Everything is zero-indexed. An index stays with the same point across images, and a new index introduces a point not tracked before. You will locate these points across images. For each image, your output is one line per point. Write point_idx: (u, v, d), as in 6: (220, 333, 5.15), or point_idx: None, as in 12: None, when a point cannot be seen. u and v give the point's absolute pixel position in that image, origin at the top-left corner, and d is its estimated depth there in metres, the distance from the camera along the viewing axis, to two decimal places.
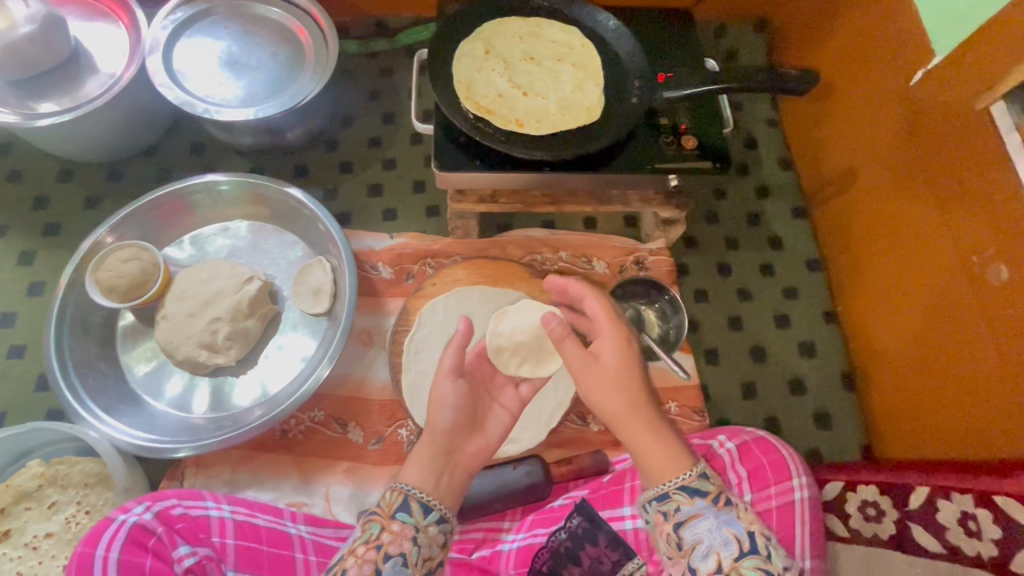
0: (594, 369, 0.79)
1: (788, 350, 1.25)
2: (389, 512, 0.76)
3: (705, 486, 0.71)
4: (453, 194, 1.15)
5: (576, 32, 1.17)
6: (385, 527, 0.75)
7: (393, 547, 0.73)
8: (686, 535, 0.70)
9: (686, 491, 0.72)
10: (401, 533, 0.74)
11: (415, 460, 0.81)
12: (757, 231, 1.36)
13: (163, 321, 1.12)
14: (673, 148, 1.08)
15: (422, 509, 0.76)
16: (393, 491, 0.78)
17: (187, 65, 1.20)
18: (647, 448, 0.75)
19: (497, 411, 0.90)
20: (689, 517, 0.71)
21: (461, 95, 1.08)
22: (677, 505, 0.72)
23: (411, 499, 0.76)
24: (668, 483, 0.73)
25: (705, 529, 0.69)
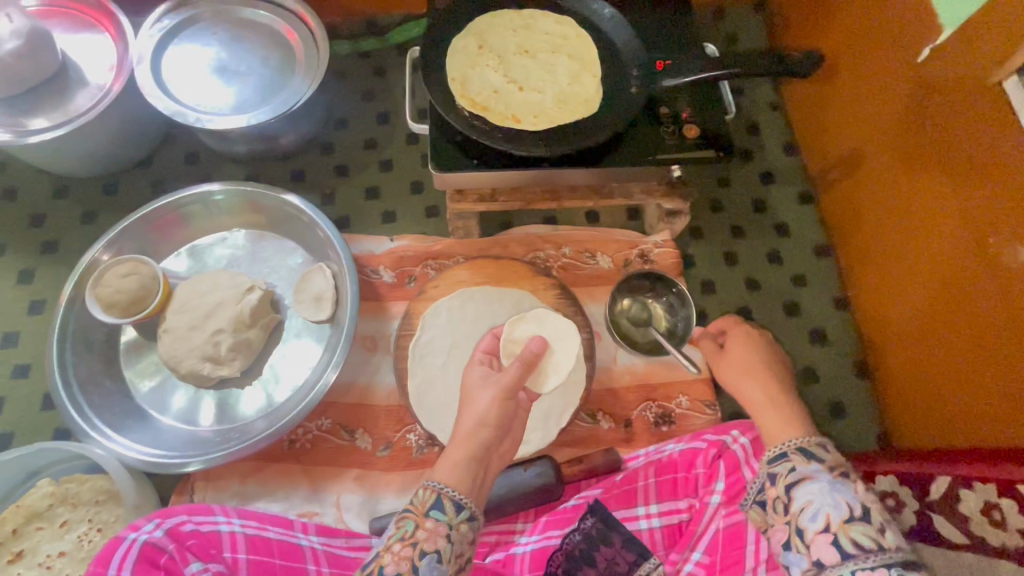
0: (726, 360, 0.88)
1: (799, 338, 1.23)
2: (422, 510, 0.73)
3: (822, 452, 0.71)
4: (452, 194, 1.13)
5: (570, 22, 1.14)
6: (420, 524, 0.73)
7: (428, 544, 0.71)
8: (796, 496, 0.69)
9: (804, 453, 0.71)
10: (436, 530, 0.72)
11: (449, 458, 0.78)
12: (763, 218, 1.33)
13: (165, 334, 1.11)
14: (674, 138, 1.05)
15: (455, 508, 0.73)
16: (426, 488, 0.75)
17: (176, 74, 1.18)
18: (771, 418, 0.77)
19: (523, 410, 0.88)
20: (799, 480, 0.70)
21: (455, 93, 1.06)
22: (793, 467, 0.71)
23: (444, 497, 0.73)
24: (785, 444, 0.73)
25: (816, 491, 0.68)
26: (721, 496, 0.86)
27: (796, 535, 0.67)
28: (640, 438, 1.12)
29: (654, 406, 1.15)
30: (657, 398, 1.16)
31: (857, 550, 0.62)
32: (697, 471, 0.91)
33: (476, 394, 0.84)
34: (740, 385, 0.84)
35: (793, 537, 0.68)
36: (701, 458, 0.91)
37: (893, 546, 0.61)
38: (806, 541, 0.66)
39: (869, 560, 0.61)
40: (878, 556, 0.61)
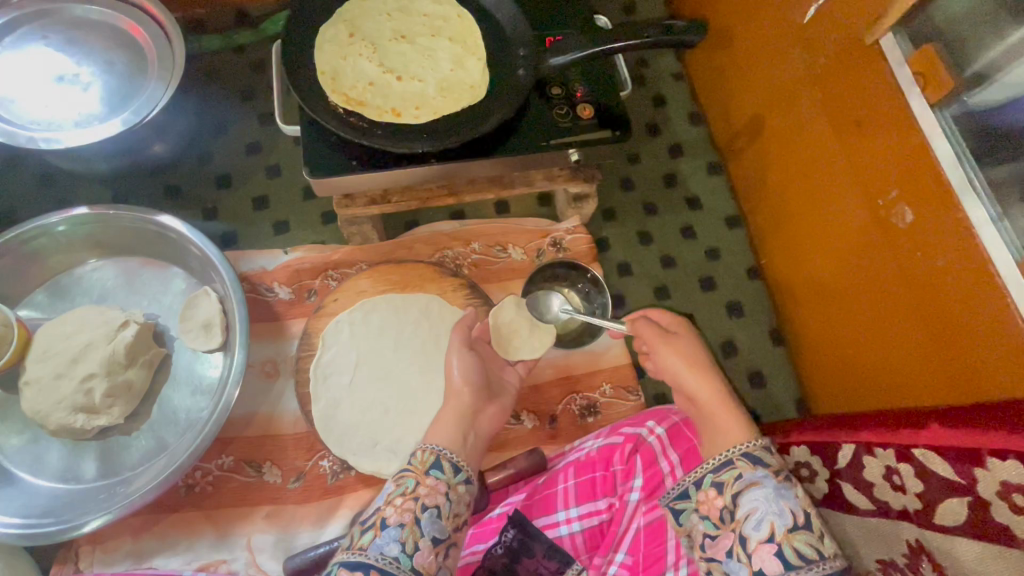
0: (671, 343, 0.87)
1: (717, 312, 1.22)
2: (422, 469, 0.75)
3: (768, 457, 0.71)
4: (339, 200, 1.04)
5: (448, 2, 1.06)
6: (420, 481, 0.73)
7: (429, 499, 0.72)
8: (740, 503, 0.68)
9: (749, 459, 0.71)
10: (436, 487, 0.73)
11: (443, 424, 0.82)
12: (674, 193, 1.31)
13: (26, 387, 0.98)
14: (568, 121, 1.00)
15: (453, 468, 0.76)
16: (425, 450, 0.77)
17: (2, 87, 1.02)
18: (720, 422, 0.77)
19: (512, 382, 0.97)
20: (746, 486, 0.69)
21: (326, 88, 0.95)
22: (738, 473, 0.71)
23: (443, 459, 0.76)
24: (730, 450, 0.73)
25: (760, 497, 0.67)
26: (640, 492, 0.85)
27: (739, 543, 0.67)
28: (566, 433, 1.09)
29: (578, 398, 1.11)
30: (581, 389, 1.12)
31: (799, 560, 0.62)
32: (615, 468, 0.89)
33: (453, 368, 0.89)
34: (691, 380, 0.84)
35: (735, 547, 0.67)
36: (619, 455, 0.90)
37: (832, 554, 0.62)
38: (749, 550, 0.66)
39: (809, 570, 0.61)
40: (818, 565, 0.62)
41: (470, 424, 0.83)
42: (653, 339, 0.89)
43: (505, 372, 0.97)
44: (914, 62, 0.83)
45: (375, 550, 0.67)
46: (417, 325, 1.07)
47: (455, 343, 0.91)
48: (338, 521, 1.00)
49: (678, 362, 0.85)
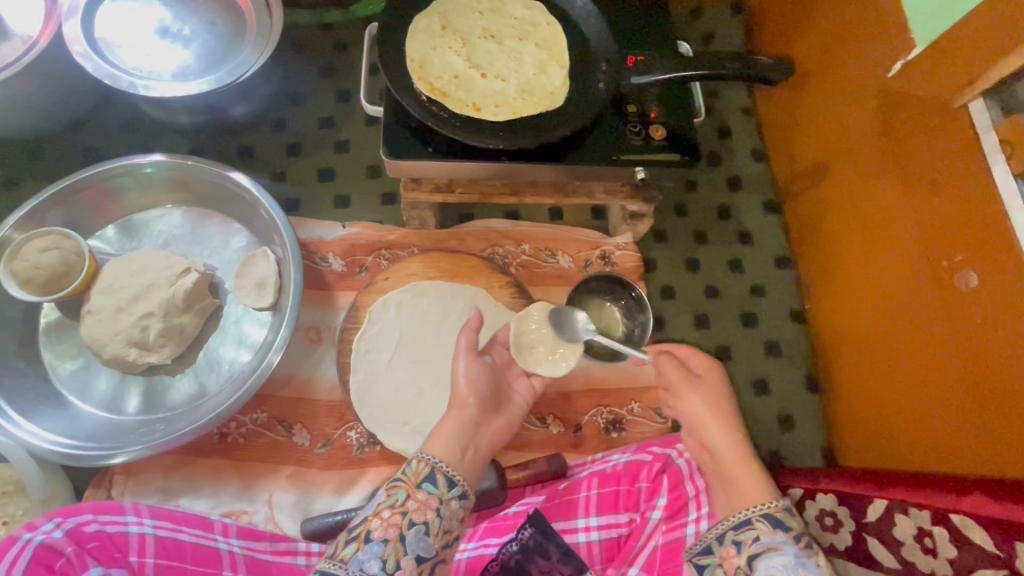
0: (692, 386, 0.89)
1: (755, 349, 1.21)
2: (415, 481, 0.76)
3: (789, 521, 0.71)
4: (406, 183, 1.07)
5: (539, 8, 1.08)
6: (411, 494, 0.74)
7: (418, 515, 0.73)
8: (758, 567, 0.69)
9: (768, 521, 0.71)
10: (427, 502, 0.74)
11: (442, 433, 0.83)
12: (727, 225, 1.30)
13: (88, 316, 1.03)
14: (640, 139, 1.02)
15: (447, 482, 0.77)
16: (419, 460, 0.78)
17: (110, 31, 1.07)
18: (738, 471, 0.78)
19: (522, 400, 0.98)
20: (765, 550, 0.70)
21: (414, 76, 0.99)
22: (757, 536, 0.71)
23: (437, 472, 0.77)
24: (750, 509, 0.73)
25: (779, 565, 0.68)
26: (661, 512, 0.85)
27: None
28: (589, 444, 1.11)
29: (605, 412, 1.13)
30: (609, 404, 1.14)
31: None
32: (640, 485, 0.89)
33: (460, 380, 0.91)
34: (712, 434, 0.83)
35: None
36: (646, 472, 0.90)
37: None
38: None
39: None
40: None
41: (468, 439, 0.85)
42: (677, 380, 0.90)
43: (518, 384, 0.99)
44: (1004, 131, 0.82)
45: (354, 564, 0.68)
46: (460, 315, 1.09)
47: (464, 348, 0.93)
48: (357, 492, 1.03)
49: (697, 404, 0.87)
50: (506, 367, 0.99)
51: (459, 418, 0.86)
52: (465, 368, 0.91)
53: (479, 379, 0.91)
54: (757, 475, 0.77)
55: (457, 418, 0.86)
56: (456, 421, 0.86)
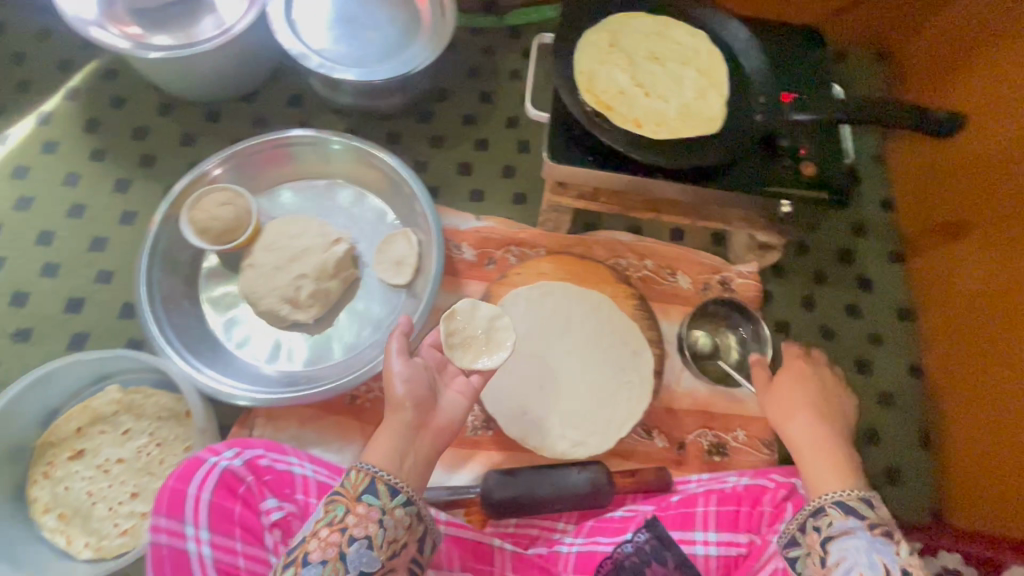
0: (775, 389, 0.93)
1: (866, 397, 1.20)
2: (354, 494, 0.73)
3: (864, 509, 0.73)
4: (553, 186, 1.12)
5: (703, 37, 1.12)
6: (350, 509, 0.72)
7: (359, 530, 0.70)
8: (831, 551, 0.72)
9: (841, 508, 0.74)
10: (367, 515, 0.71)
11: (380, 441, 0.77)
12: (848, 269, 1.30)
13: (249, 269, 1.12)
14: (789, 174, 1.04)
15: (388, 491, 0.73)
16: (356, 471, 0.74)
17: (304, 16, 1.17)
18: (812, 463, 0.81)
19: (457, 402, 0.86)
20: (839, 534, 0.73)
21: (582, 87, 1.04)
22: (830, 521, 0.74)
23: (379, 481, 0.73)
24: (823, 496, 0.76)
25: (852, 548, 0.71)
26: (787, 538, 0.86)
27: None
28: (692, 463, 1.12)
29: (711, 434, 1.14)
30: (715, 427, 1.15)
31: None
32: (763, 509, 0.91)
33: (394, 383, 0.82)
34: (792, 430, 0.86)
35: None
36: (769, 497, 0.91)
37: None
38: None
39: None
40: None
41: (411, 442, 0.78)
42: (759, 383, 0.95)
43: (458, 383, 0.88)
44: None
45: None
46: (584, 318, 1.13)
47: (396, 349, 0.86)
48: (468, 471, 1.08)
49: (776, 402, 0.90)
50: (441, 367, 0.89)
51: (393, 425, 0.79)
52: (393, 369, 0.83)
53: (419, 379, 0.83)
54: (834, 471, 0.78)
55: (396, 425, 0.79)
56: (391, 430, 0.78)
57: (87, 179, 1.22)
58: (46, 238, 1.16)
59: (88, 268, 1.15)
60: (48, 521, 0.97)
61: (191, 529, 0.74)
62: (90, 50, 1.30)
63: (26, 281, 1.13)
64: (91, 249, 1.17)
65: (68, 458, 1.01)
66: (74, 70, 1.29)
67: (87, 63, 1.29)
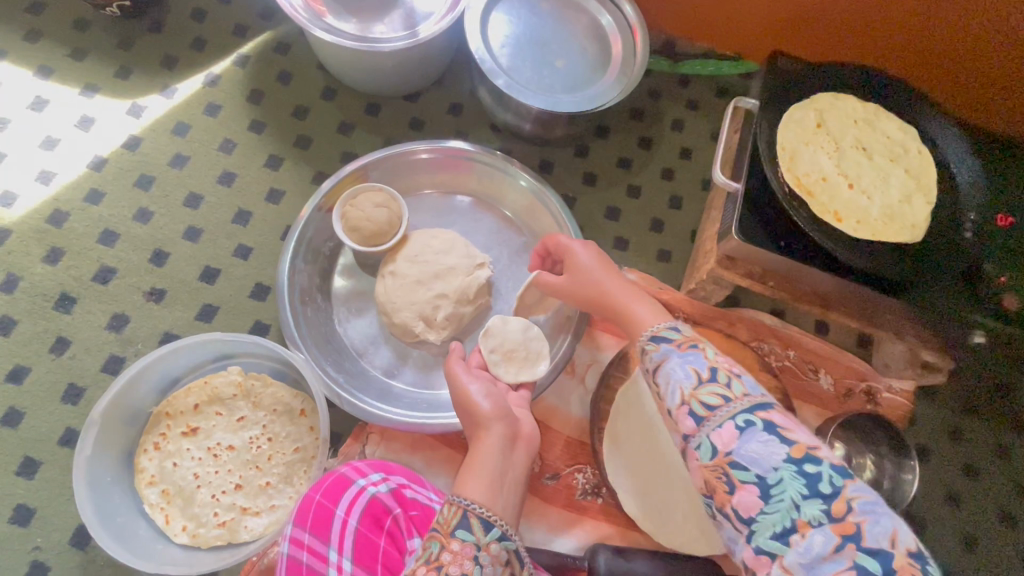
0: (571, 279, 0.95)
1: (1005, 552, 1.10)
2: (447, 529, 0.69)
3: (721, 379, 0.65)
4: (720, 259, 1.05)
5: (914, 135, 1.04)
6: (444, 545, 0.68)
7: (454, 568, 0.66)
8: (660, 379, 0.69)
9: (733, 394, 0.64)
10: (462, 552, 0.67)
11: (473, 471, 0.75)
12: (1005, 406, 1.19)
13: (389, 277, 1.08)
14: (993, 302, 0.93)
15: (484, 526, 0.69)
16: (451, 505, 0.71)
17: (494, 32, 1.13)
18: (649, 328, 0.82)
19: (526, 411, 0.89)
20: (719, 412, 0.63)
21: (783, 164, 0.97)
22: (692, 391, 0.65)
23: (471, 516, 0.70)
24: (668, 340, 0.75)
25: (749, 439, 0.60)
26: None
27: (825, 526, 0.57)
28: None
29: None
30: None
31: (708, 411, 0.63)
32: None
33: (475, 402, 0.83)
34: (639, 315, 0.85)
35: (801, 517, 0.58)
36: None
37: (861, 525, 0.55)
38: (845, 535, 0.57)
39: (718, 415, 0.62)
40: (726, 410, 0.62)
41: (502, 465, 0.77)
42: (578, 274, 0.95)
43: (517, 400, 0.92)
44: None
45: None
46: None
47: (461, 369, 0.88)
48: (573, 537, 1.02)
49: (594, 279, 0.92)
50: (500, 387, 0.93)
51: (487, 453, 0.77)
52: (470, 387, 0.85)
53: (498, 393, 0.86)
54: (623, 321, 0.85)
55: (487, 448, 0.78)
56: (484, 454, 0.77)
57: (242, 149, 1.20)
58: (194, 201, 1.15)
59: (229, 240, 1.13)
60: (151, 495, 0.95)
61: (334, 555, 0.70)
62: (267, 21, 1.30)
63: (169, 241, 1.12)
64: (235, 221, 1.15)
65: (181, 434, 0.98)
66: (249, 37, 1.28)
67: (263, 32, 1.29)
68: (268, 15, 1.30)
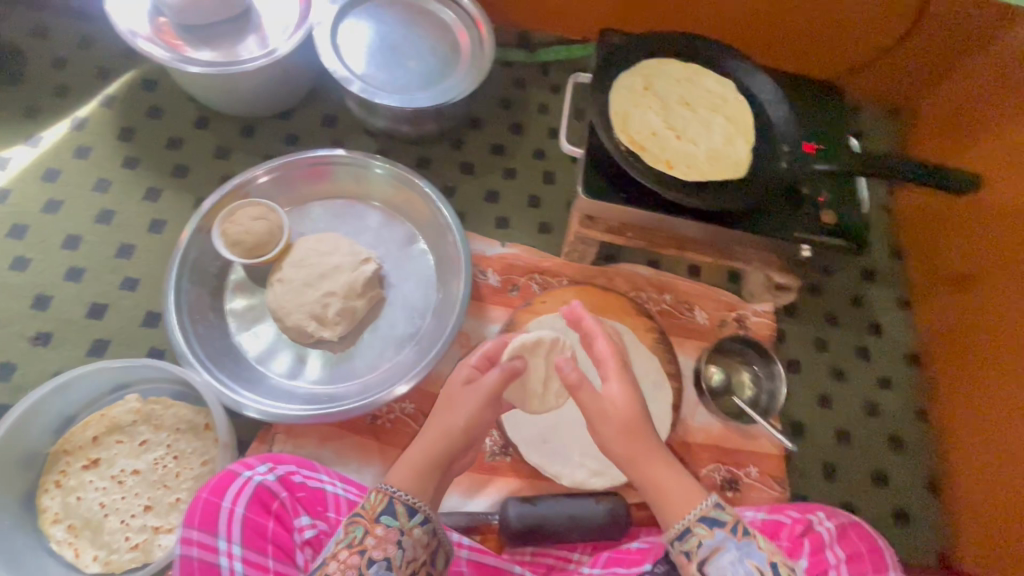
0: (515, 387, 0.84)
1: (876, 439, 1.23)
2: (372, 515, 0.73)
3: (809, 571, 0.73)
4: (582, 219, 1.15)
5: (731, 86, 1.18)
6: (369, 530, 0.72)
7: (376, 551, 0.70)
8: (709, 568, 0.73)
9: None
10: (386, 536, 0.72)
11: (408, 461, 0.79)
12: (859, 314, 1.34)
13: (277, 284, 1.12)
14: (811, 221, 1.08)
15: (406, 512, 0.73)
16: (378, 493, 0.75)
17: (347, 42, 1.21)
18: (667, 484, 0.80)
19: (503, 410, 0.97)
20: (710, 552, 0.74)
21: (616, 127, 1.08)
22: (697, 542, 0.75)
23: (396, 502, 0.74)
24: (687, 516, 0.77)
25: None
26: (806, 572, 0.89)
27: None
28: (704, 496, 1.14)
29: (723, 470, 1.16)
30: (728, 462, 1.16)
31: None
32: (781, 543, 0.93)
33: (449, 397, 0.84)
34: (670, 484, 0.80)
35: None
36: (786, 532, 0.94)
37: None
38: None
39: None
40: None
41: (445, 459, 0.80)
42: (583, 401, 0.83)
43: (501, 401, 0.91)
44: None
45: None
46: None
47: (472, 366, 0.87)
48: (486, 496, 1.08)
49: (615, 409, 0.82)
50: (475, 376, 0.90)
51: (438, 441, 0.80)
52: (461, 386, 0.84)
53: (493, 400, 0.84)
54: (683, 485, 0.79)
55: (438, 442, 0.80)
56: (428, 445, 0.80)
57: (118, 187, 1.22)
58: (73, 242, 1.16)
59: (114, 274, 1.15)
60: (57, 532, 0.95)
61: (224, 543, 0.74)
62: (130, 61, 1.33)
63: (51, 284, 1.13)
64: (118, 255, 1.16)
65: (82, 467, 0.99)
66: (112, 79, 1.31)
67: (126, 72, 1.32)
68: (130, 56, 1.33)
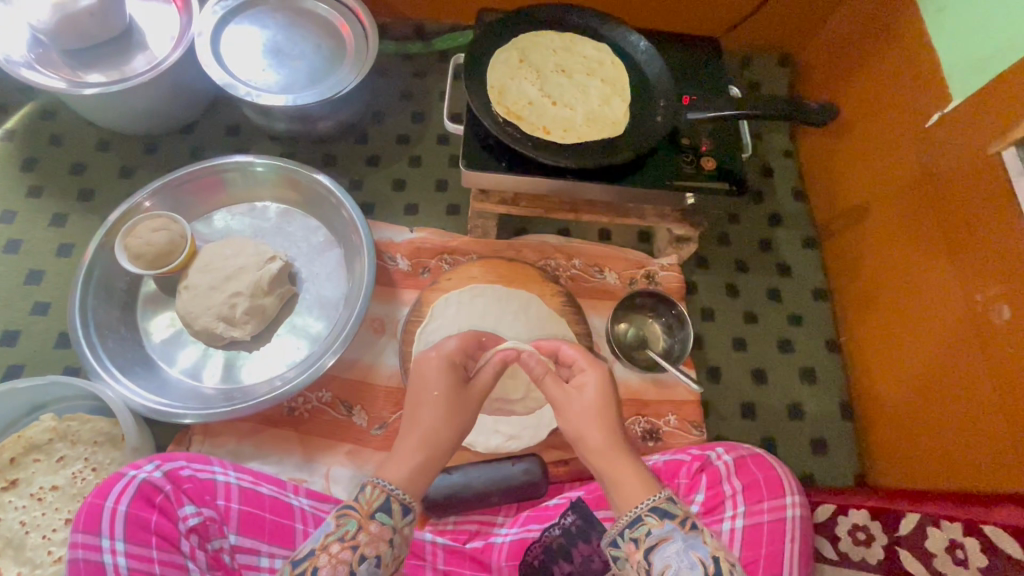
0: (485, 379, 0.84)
1: (790, 374, 1.27)
2: (368, 510, 0.69)
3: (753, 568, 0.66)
4: (476, 194, 1.18)
5: (607, 50, 1.22)
6: (362, 526, 0.69)
7: (369, 549, 0.68)
8: (653, 559, 0.67)
9: None
10: (379, 534, 0.69)
11: (398, 455, 0.75)
12: (767, 257, 1.38)
13: (184, 291, 1.14)
14: (692, 168, 1.11)
15: (402, 510, 0.71)
16: (373, 487, 0.70)
17: (231, 50, 1.24)
18: (621, 469, 0.73)
19: None
20: (659, 541, 0.67)
21: (492, 100, 1.11)
22: (648, 529, 0.68)
23: (393, 500, 0.70)
24: (639, 505, 0.69)
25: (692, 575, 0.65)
26: (700, 507, 0.92)
27: None
28: None
29: (643, 421, 1.18)
30: (647, 413, 1.19)
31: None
32: (679, 481, 0.97)
33: (432, 385, 0.79)
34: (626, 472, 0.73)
35: None
36: (685, 470, 0.97)
37: None
38: None
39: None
40: None
41: (435, 456, 0.76)
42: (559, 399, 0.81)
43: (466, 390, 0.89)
44: None
45: None
46: (515, 318, 1.16)
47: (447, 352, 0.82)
48: None
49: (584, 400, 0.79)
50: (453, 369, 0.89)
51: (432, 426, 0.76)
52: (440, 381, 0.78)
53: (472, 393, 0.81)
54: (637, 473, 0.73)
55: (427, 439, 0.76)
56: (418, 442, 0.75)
57: (24, 216, 1.24)
58: None
59: (24, 301, 1.17)
60: None
61: (107, 541, 0.74)
62: (27, 94, 1.35)
63: None
64: (28, 282, 1.19)
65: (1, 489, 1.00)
66: (10, 113, 1.33)
67: (24, 105, 1.34)
68: (26, 89, 1.35)
